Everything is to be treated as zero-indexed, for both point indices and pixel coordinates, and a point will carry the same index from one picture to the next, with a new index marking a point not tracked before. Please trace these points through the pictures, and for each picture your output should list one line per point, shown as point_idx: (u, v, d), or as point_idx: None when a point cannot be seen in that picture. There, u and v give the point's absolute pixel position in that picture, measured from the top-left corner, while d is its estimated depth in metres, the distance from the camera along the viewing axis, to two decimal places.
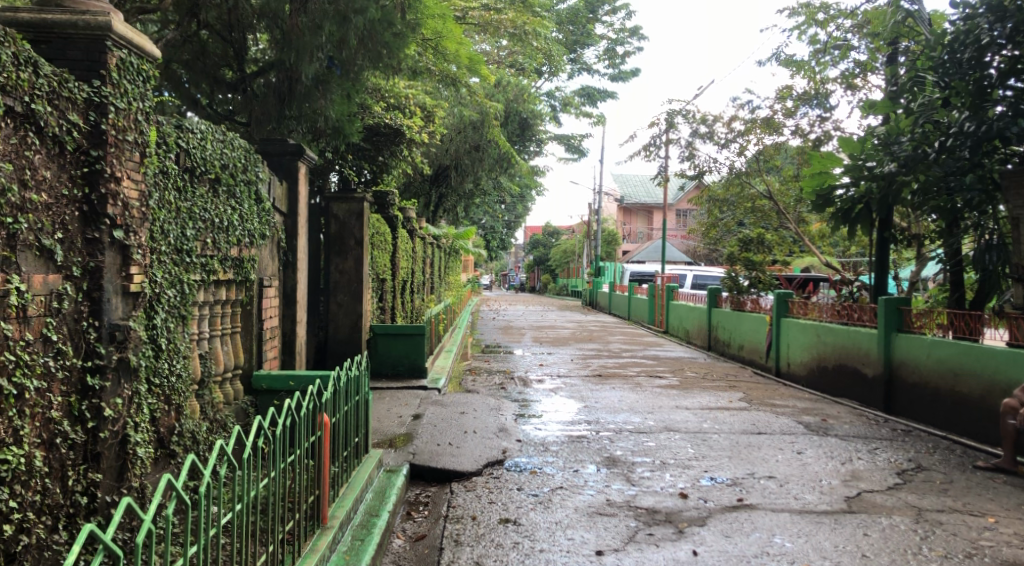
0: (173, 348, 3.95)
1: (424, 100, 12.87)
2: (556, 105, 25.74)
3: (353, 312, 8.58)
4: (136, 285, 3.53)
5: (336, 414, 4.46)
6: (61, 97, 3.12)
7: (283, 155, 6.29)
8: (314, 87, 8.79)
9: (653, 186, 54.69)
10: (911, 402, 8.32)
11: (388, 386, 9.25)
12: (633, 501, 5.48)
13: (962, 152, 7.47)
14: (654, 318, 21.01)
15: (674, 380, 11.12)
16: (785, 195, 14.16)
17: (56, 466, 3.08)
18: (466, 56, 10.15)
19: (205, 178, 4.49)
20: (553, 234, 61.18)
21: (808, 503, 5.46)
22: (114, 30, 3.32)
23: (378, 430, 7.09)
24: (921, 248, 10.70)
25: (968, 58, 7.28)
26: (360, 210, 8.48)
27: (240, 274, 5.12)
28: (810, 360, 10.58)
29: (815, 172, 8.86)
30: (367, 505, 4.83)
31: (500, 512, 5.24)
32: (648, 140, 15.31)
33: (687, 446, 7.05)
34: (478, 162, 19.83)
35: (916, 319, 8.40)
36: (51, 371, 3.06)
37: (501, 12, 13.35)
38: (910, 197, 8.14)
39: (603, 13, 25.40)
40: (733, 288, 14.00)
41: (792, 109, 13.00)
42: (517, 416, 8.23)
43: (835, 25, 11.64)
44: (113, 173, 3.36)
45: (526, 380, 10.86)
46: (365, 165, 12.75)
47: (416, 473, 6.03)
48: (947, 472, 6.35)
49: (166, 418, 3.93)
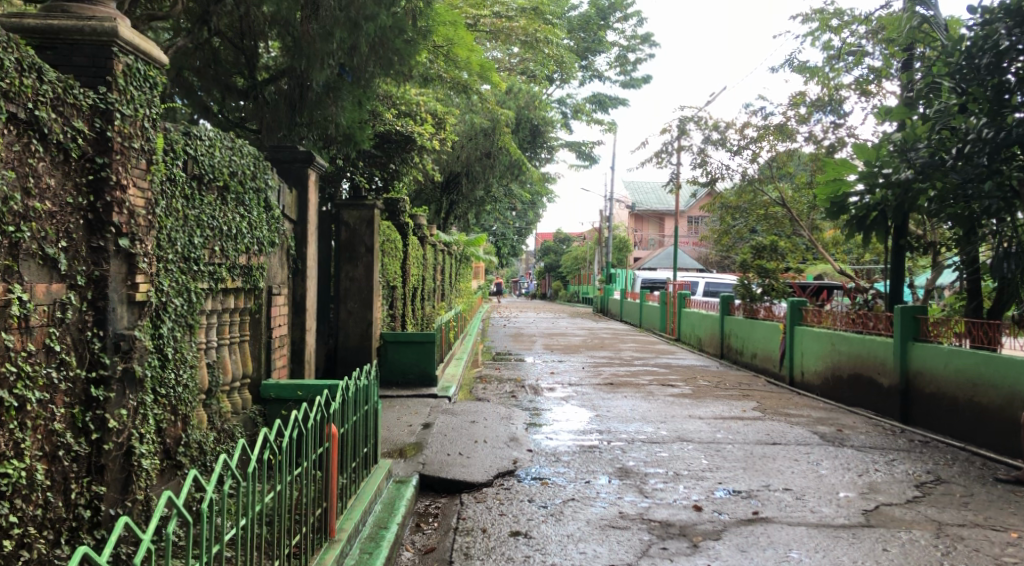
0: (180, 357, 3.89)
1: (434, 107, 12.86)
2: (567, 112, 25.74)
3: (363, 320, 8.52)
4: (141, 294, 3.48)
5: (344, 424, 4.39)
6: (66, 103, 3.07)
7: (293, 162, 6.22)
8: (325, 94, 8.80)
9: (664, 194, 54.65)
10: (928, 413, 8.19)
11: (399, 394, 9.19)
12: (645, 513, 5.38)
13: (980, 159, 7.30)
14: (665, 326, 20.89)
15: (687, 389, 11.00)
16: (798, 202, 13.92)
17: (59, 479, 3.02)
18: (477, 64, 10.12)
19: (213, 186, 4.44)
20: (564, 240, 61.14)
21: (825, 517, 5.34)
22: (120, 35, 3.28)
23: (388, 439, 7.04)
24: (937, 256, 10.56)
25: (986, 64, 7.23)
26: (370, 218, 8.43)
27: (248, 283, 5.08)
28: (825, 369, 10.45)
29: (830, 180, 8.78)
30: (376, 517, 4.77)
31: (511, 525, 5.15)
32: (660, 146, 15.22)
33: (701, 456, 6.95)
34: (489, 169, 19.83)
35: (932, 327, 8.25)
36: (53, 383, 3.01)
37: (513, 20, 13.33)
38: (927, 205, 7.90)
39: (614, 20, 25.42)
40: (746, 296, 14.04)
41: (805, 116, 12.90)
42: (527, 425, 8.14)
43: (849, 31, 11.53)
44: (118, 181, 3.31)
45: (537, 388, 10.78)
46: (377, 172, 12.68)
47: (426, 484, 5.96)
48: (968, 485, 6.22)
49: (172, 429, 3.87)
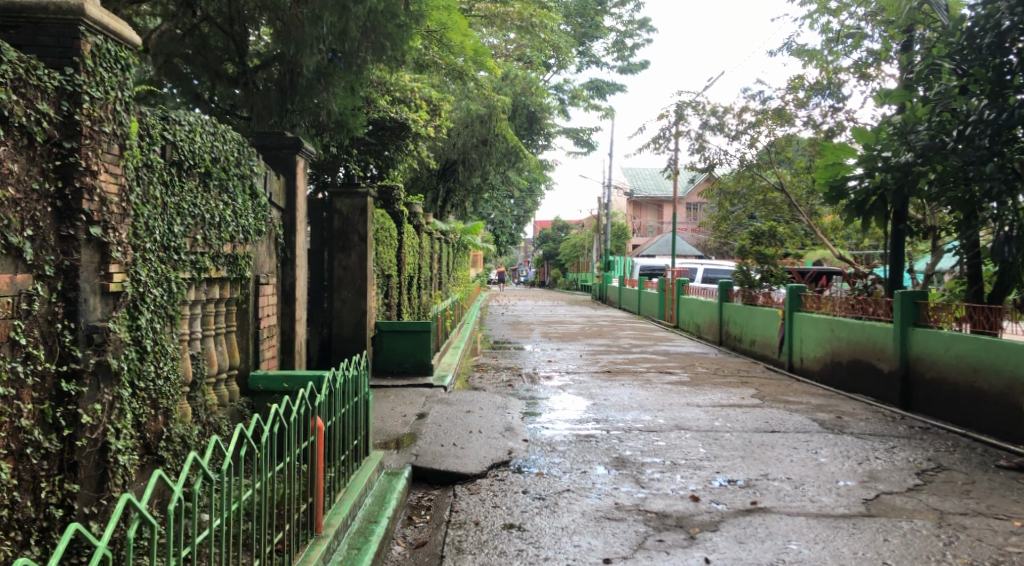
0: (160, 349, 3.76)
1: (430, 93, 12.71)
2: (564, 98, 25.55)
3: (357, 309, 8.40)
4: (116, 285, 3.35)
5: (331, 417, 4.28)
6: (29, 85, 2.94)
7: (281, 149, 6.08)
8: (316, 79, 8.68)
9: (662, 180, 54.49)
10: (928, 398, 8.09)
11: (394, 384, 9.08)
12: (642, 504, 5.28)
13: (982, 141, 7.10)
14: (664, 313, 20.83)
15: (684, 376, 10.89)
16: (797, 186, 13.78)
17: (27, 477, 2.92)
18: (471, 48, 9.85)
19: (194, 172, 4.29)
20: (563, 228, 60.84)
21: (825, 506, 5.24)
22: (87, 14, 3.13)
23: (380, 430, 6.93)
24: (937, 240, 10.44)
25: (987, 43, 7.02)
26: (363, 206, 8.26)
27: (234, 272, 4.95)
28: (824, 355, 10.35)
29: (829, 164, 8.65)
30: (366, 511, 4.66)
31: (505, 517, 5.05)
32: (658, 132, 15.05)
33: (699, 445, 6.84)
34: (486, 156, 19.69)
35: (933, 313, 8.15)
36: (20, 377, 2.89)
37: (508, 5, 13.10)
38: (928, 188, 7.77)
39: (611, 6, 25.18)
40: (744, 283, 13.93)
41: (804, 100, 12.74)
42: (523, 414, 8.04)
43: (848, 13, 11.35)
44: (89, 166, 3.18)
45: (535, 377, 10.67)
46: (371, 160, 12.51)
47: (418, 476, 5.85)
48: (969, 472, 6.12)
49: (154, 423, 3.74)
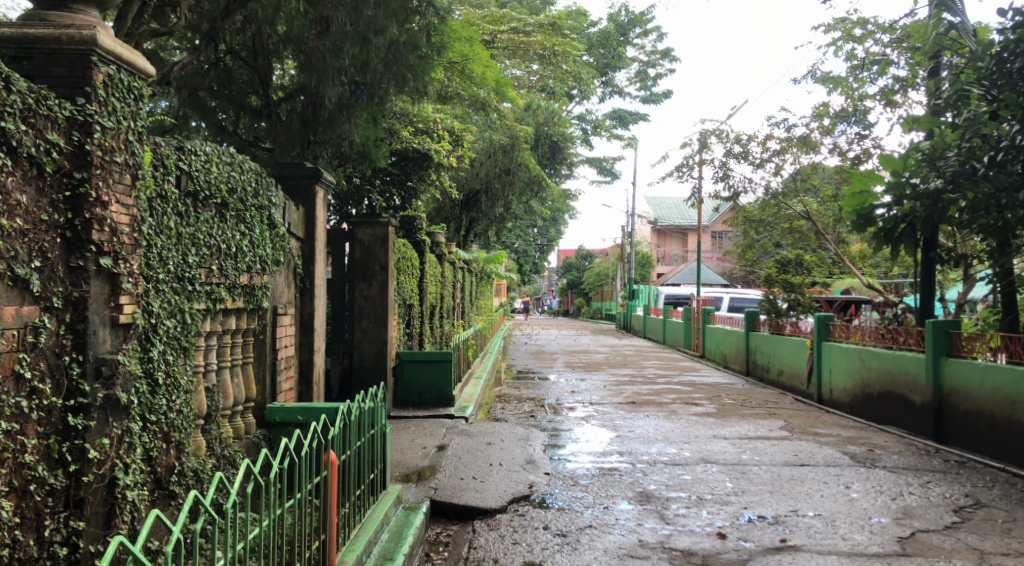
0: (173, 382, 3.69)
1: (452, 124, 12.76)
2: (587, 128, 25.52)
3: (378, 339, 8.30)
4: (126, 317, 3.31)
5: (346, 450, 4.17)
6: (38, 115, 2.92)
7: (300, 179, 6.08)
8: (338, 111, 8.69)
9: (687, 208, 54.24)
10: (963, 431, 7.83)
11: (415, 414, 8.97)
12: (666, 542, 5.10)
13: (1014, 167, 6.90)
14: (689, 343, 20.56)
15: (710, 408, 10.66)
16: (823, 215, 13.54)
17: (31, 515, 2.86)
18: (493, 79, 9.71)
19: (211, 203, 4.27)
20: (586, 256, 60.22)
21: (858, 545, 5.03)
22: (100, 44, 3.14)
23: (400, 462, 6.81)
24: (969, 269, 10.20)
25: (1019, 68, 6.85)
26: (384, 235, 8.23)
27: (251, 302, 4.89)
28: (854, 386, 10.08)
29: (857, 192, 8.55)
30: (382, 547, 4.55)
31: (524, 554, 4.90)
32: (681, 160, 14.95)
33: (726, 479, 6.64)
34: (509, 186, 19.66)
35: (966, 342, 7.92)
36: (24, 412, 2.84)
37: (530, 35, 13.18)
38: (957, 215, 7.66)
39: (634, 36, 25.24)
40: (771, 311, 13.61)
41: (829, 127, 12.58)
42: (546, 446, 7.88)
43: (873, 40, 11.23)
44: (99, 198, 3.16)
45: (557, 408, 10.50)
46: (395, 190, 12.51)
47: (437, 510, 5.71)
48: (1010, 509, 5.86)
49: (165, 457, 3.65)
